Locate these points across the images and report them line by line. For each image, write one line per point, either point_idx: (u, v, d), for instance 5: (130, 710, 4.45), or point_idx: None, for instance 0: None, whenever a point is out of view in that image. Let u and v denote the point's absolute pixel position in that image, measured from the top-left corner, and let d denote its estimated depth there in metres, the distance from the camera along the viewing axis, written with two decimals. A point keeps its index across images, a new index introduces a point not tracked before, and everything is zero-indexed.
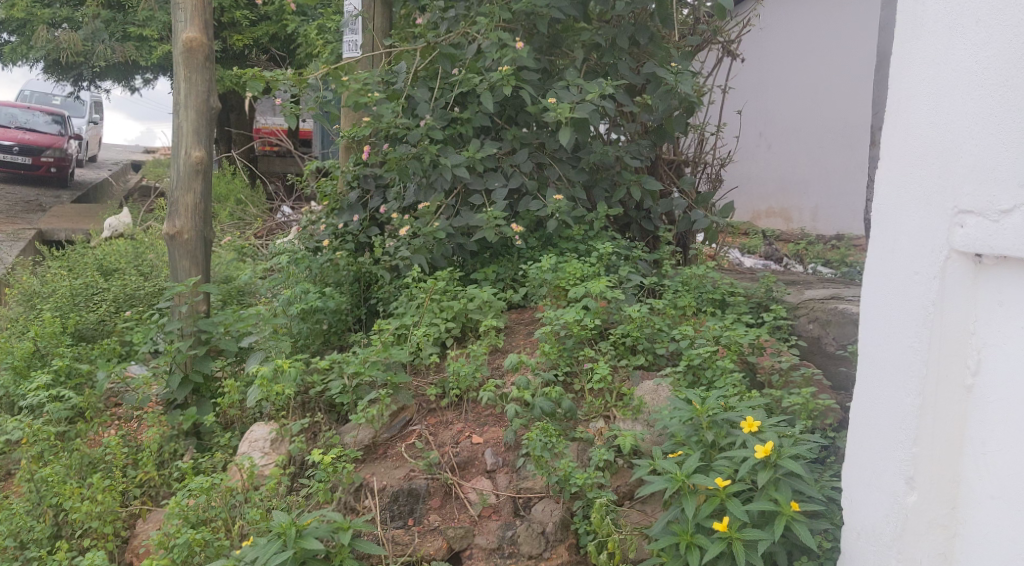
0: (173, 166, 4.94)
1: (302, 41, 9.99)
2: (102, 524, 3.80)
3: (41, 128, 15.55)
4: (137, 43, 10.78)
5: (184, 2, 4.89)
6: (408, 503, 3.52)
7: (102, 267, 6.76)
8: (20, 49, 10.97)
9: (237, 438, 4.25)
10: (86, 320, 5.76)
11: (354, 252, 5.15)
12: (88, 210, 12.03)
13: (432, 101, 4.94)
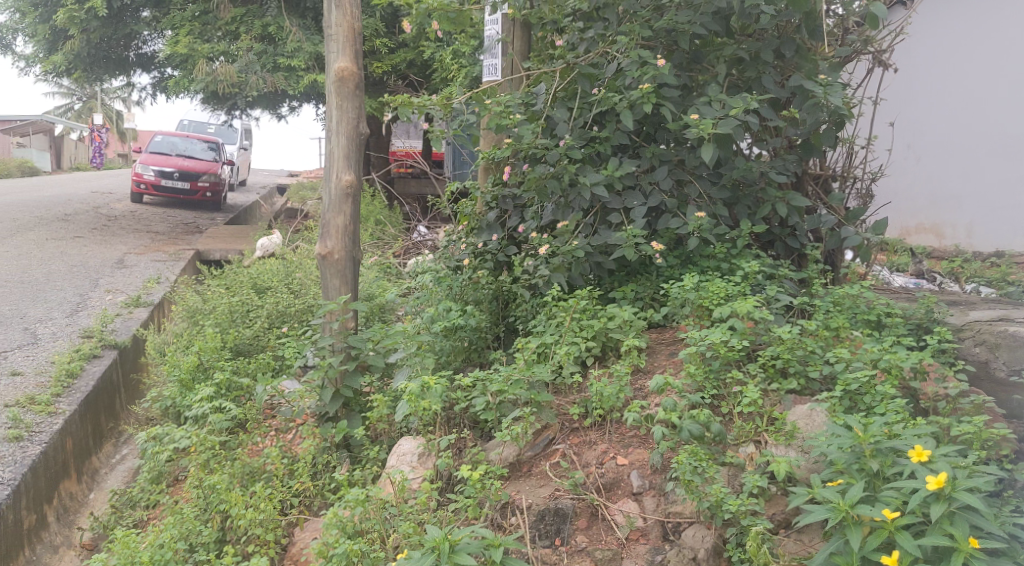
0: (325, 189, 5.13)
1: (439, 66, 10.23)
2: (264, 530, 3.98)
3: (198, 156, 16.73)
4: (286, 73, 11.23)
5: (337, 35, 5.11)
6: (556, 523, 3.52)
7: (257, 285, 7.14)
8: (183, 82, 11.68)
9: (385, 452, 4.36)
10: (243, 335, 6.11)
11: (493, 272, 5.17)
12: (240, 231, 12.66)
13: (570, 121, 4.94)
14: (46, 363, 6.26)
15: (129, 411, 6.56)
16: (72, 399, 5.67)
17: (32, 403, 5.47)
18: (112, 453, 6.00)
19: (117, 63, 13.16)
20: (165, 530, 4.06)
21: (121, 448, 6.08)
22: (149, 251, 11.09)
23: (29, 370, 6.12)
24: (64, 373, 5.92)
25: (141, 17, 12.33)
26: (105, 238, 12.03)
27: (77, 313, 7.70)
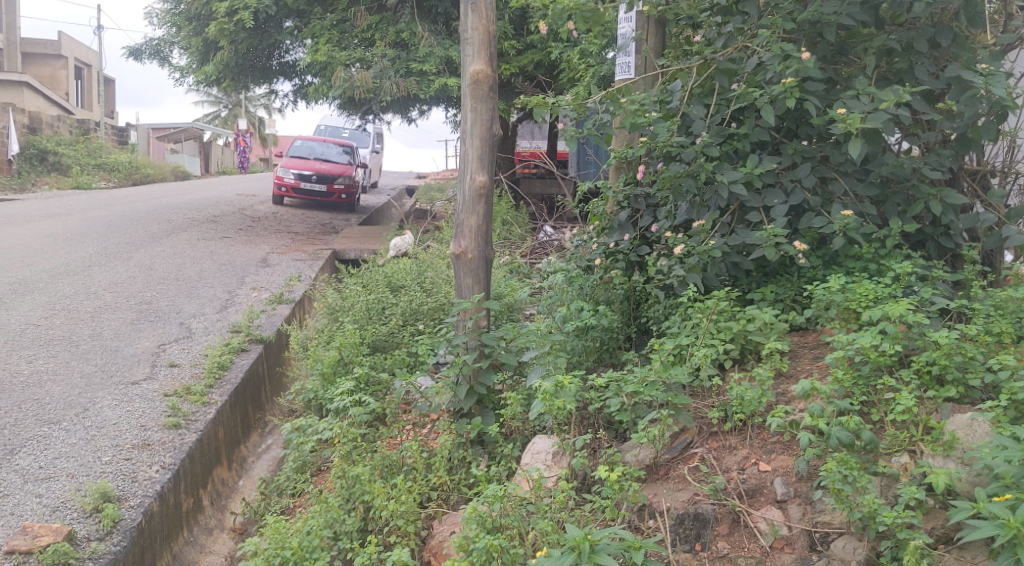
0: (459, 190, 5.19)
1: (567, 67, 10.19)
2: (405, 522, 4.06)
3: (334, 158, 17.36)
4: (418, 78, 11.41)
5: (473, 38, 5.16)
6: (695, 528, 3.46)
7: (391, 283, 7.34)
8: (321, 89, 11.99)
9: (519, 449, 4.38)
10: (379, 332, 6.30)
11: (625, 273, 5.07)
12: (373, 231, 12.98)
13: (708, 118, 4.82)
14: (200, 356, 6.58)
15: (274, 402, 6.84)
16: (223, 390, 5.94)
17: (188, 393, 5.77)
18: (259, 442, 6.26)
19: (262, 72, 13.84)
20: (312, 518, 4.21)
21: (266, 438, 6.34)
22: (290, 250, 11.52)
23: (184, 361, 6.45)
24: (216, 365, 6.23)
25: (284, 27, 12.78)
26: (251, 238, 12.57)
27: (226, 309, 8.06)
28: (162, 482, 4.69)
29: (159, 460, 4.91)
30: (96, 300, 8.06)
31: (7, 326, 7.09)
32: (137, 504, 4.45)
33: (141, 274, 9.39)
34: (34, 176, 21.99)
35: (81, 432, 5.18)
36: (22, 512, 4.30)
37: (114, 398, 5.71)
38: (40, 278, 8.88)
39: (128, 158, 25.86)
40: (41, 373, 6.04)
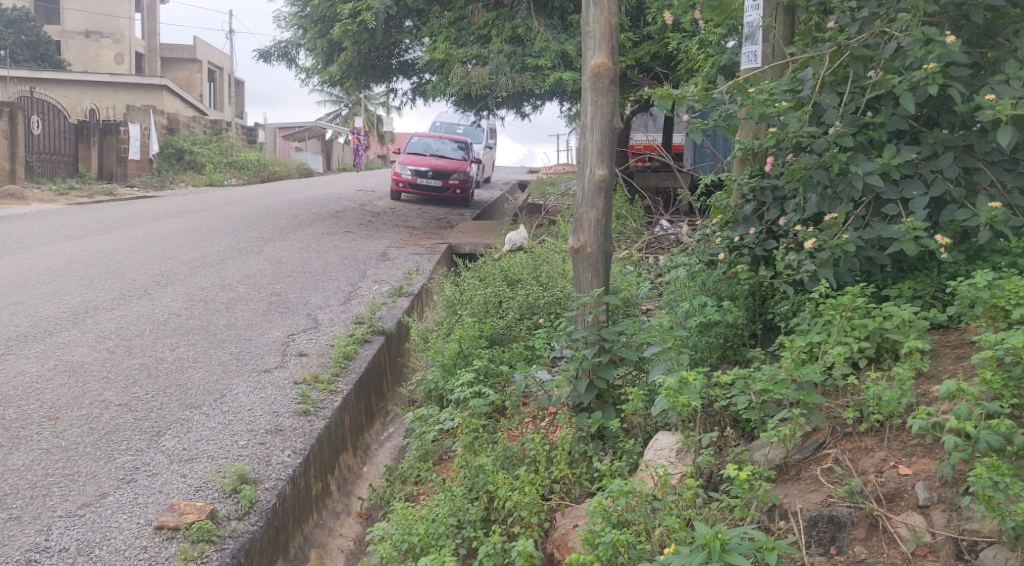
0: (578, 184, 5.15)
1: (684, 58, 9.98)
2: (529, 513, 4.07)
3: (449, 154, 17.61)
4: (533, 73, 11.33)
5: (595, 31, 5.11)
6: (829, 531, 3.35)
7: (508, 277, 7.38)
8: (439, 86, 12.22)
9: (642, 444, 4.34)
10: (497, 325, 6.36)
11: (751, 267, 4.94)
12: (488, 226, 13.09)
13: (841, 107, 4.63)
14: (326, 346, 6.78)
15: (396, 392, 6.98)
16: (348, 379, 6.10)
17: (316, 382, 5.95)
18: (381, 430, 6.40)
19: (383, 71, 14.20)
20: (437, 506, 4.28)
21: (388, 427, 6.48)
22: (410, 244, 11.73)
23: (312, 351, 6.65)
24: (341, 354, 6.40)
25: (404, 27, 13.07)
26: (371, 232, 12.86)
27: (349, 301, 8.26)
28: (294, 467, 4.84)
29: (291, 445, 5.07)
30: (230, 292, 8.39)
31: (151, 315, 7.45)
32: (271, 486, 4.60)
33: (271, 267, 9.73)
34: (171, 175, 23.13)
35: (220, 417, 5.39)
36: (168, 490, 4.50)
37: (249, 385, 5.93)
38: (179, 270, 9.31)
39: (257, 157, 26.91)
40: (182, 360, 6.33)
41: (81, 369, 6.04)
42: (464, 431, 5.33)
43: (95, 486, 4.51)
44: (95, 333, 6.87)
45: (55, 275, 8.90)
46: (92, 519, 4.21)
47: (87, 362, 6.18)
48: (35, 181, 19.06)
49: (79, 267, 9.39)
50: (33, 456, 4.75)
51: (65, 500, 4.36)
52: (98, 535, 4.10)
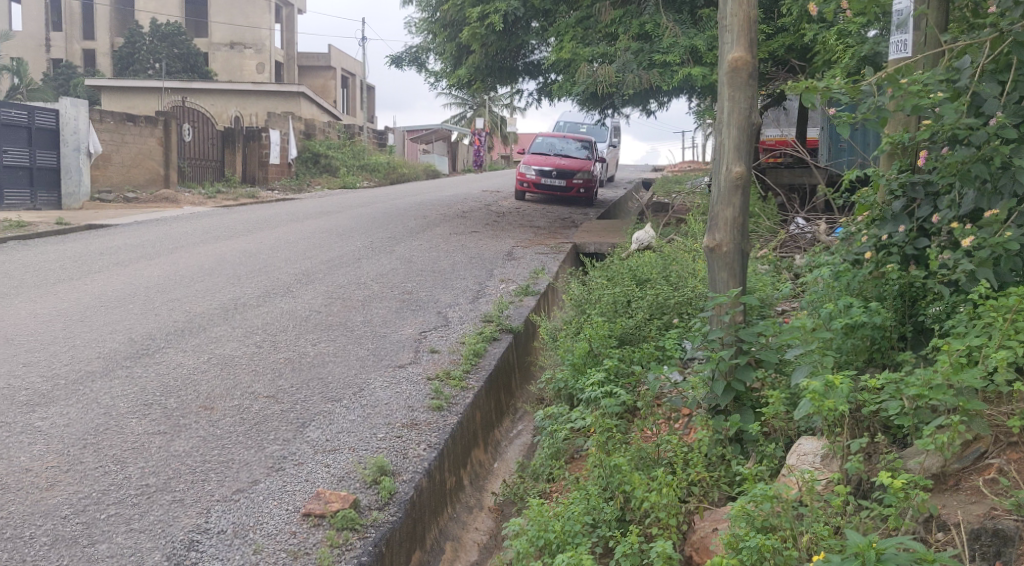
0: (714, 181, 5.04)
1: (821, 49, 9.62)
2: (667, 515, 4.04)
3: (573, 154, 17.62)
4: (661, 69, 11.09)
5: (733, 25, 4.99)
6: (995, 545, 3.18)
7: (637, 277, 7.32)
8: (565, 86, 12.22)
9: (784, 449, 4.22)
10: (626, 324, 6.31)
11: (900, 267, 4.71)
12: (614, 225, 13.02)
13: (1003, 97, 4.39)
14: (457, 344, 6.87)
15: (525, 390, 7.03)
16: (479, 376, 6.16)
17: (448, 378, 6.05)
18: (510, 427, 6.44)
19: (509, 73, 14.32)
20: (573, 505, 4.29)
21: (517, 424, 6.51)
22: (535, 244, 11.78)
23: (444, 348, 6.76)
24: (472, 352, 6.48)
25: (531, 28, 13.12)
26: (497, 232, 12.98)
27: (478, 299, 8.35)
28: (429, 460, 4.92)
29: (426, 439, 5.16)
30: (366, 290, 8.62)
31: (294, 311, 7.74)
32: (409, 479, 4.70)
33: (402, 266, 9.94)
34: (308, 178, 24.05)
35: (358, 410, 5.54)
36: (314, 479, 4.64)
37: (385, 380, 6.07)
38: (318, 269, 9.63)
39: (387, 159, 27.67)
40: (323, 355, 6.54)
41: (232, 362, 6.32)
42: (596, 430, 5.32)
43: (247, 472, 4.70)
44: (244, 328, 7.18)
45: (207, 273, 9.36)
46: (246, 505, 4.39)
47: (237, 356, 6.46)
48: (187, 185, 20.15)
49: (228, 265, 9.85)
50: (193, 443, 5.00)
51: (222, 485, 4.57)
52: (251, 519, 4.27)
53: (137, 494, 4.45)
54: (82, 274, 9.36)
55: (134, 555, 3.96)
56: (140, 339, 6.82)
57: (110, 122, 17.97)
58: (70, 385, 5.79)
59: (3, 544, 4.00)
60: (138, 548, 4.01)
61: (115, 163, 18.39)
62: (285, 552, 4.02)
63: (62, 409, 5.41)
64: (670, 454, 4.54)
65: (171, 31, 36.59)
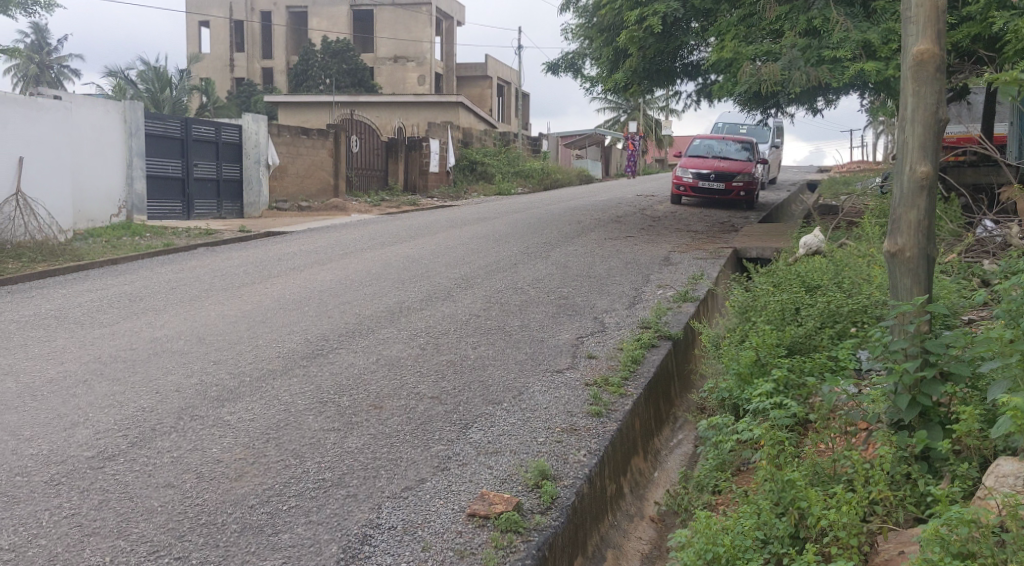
0: (897, 182, 4.76)
1: (1012, 39, 8.96)
2: (847, 534, 3.83)
3: (733, 156, 17.19)
4: (831, 65, 10.59)
5: (918, 16, 4.70)
6: None
7: (806, 283, 7.02)
8: (727, 86, 11.90)
9: (978, 470, 3.93)
10: (795, 333, 6.05)
11: None
12: (776, 228, 12.60)
13: None
14: (615, 350, 6.80)
15: (684, 398, 6.87)
16: (638, 383, 6.06)
17: (607, 385, 5.99)
18: (671, 437, 6.30)
19: (667, 75, 14.14)
20: (744, 519, 4.14)
21: (677, 433, 6.36)
22: (692, 249, 11.53)
23: (602, 354, 6.70)
24: (630, 359, 6.40)
25: (691, 28, 12.89)
26: (653, 237, 12.80)
27: (636, 305, 8.25)
28: (590, 466, 4.87)
29: (586, 446, 5.11)
30: (524, 295, 8.67)
31: (455, 315, 7.87)
32: (570, 484, 4.66)
33: (559, 271, 9.94)
34: (465, 185, 24.55)
35: (519, 413, 5.56)
36: (478, 480, 4.68)
37: (544, 384, 6.07)
38: (477, 274, 9.77)
39: (542, 165, 27.90)
40: (483, 358, 6.61)
41: (397, 363, 6.48)
42: (764, 443, 5.13)
43: (414, 471, 4.79)
44: (408, 331, 7.36)
45: (373, 277, 9.68)
46: (414, 502, 4.47)
47: (403, 358, 6.61)
48: (353, 194, 20.98)
49: (392, 270, 10.14)
50: (364, 440, 5.14)
51: (391, 481, 4.67)
52: (420, 516, 4.34)
53: (315, 487, 4.60)
54: (261, 279, 9.85)
55: (314, 546, 4.09)
56: (315, 340, 7.10)
57: (286, 135, 18.88)
58: (254, 382, 6.08)
59: (199, 529, 4.21)
60: (317, 540, 4.14)
61: (291, 174, 19.11)
62: (453, 551, 4.06)
63: (246, 404, 5.68)
64: (848, 471, 4.31)
65: (339, 47, 38.25)
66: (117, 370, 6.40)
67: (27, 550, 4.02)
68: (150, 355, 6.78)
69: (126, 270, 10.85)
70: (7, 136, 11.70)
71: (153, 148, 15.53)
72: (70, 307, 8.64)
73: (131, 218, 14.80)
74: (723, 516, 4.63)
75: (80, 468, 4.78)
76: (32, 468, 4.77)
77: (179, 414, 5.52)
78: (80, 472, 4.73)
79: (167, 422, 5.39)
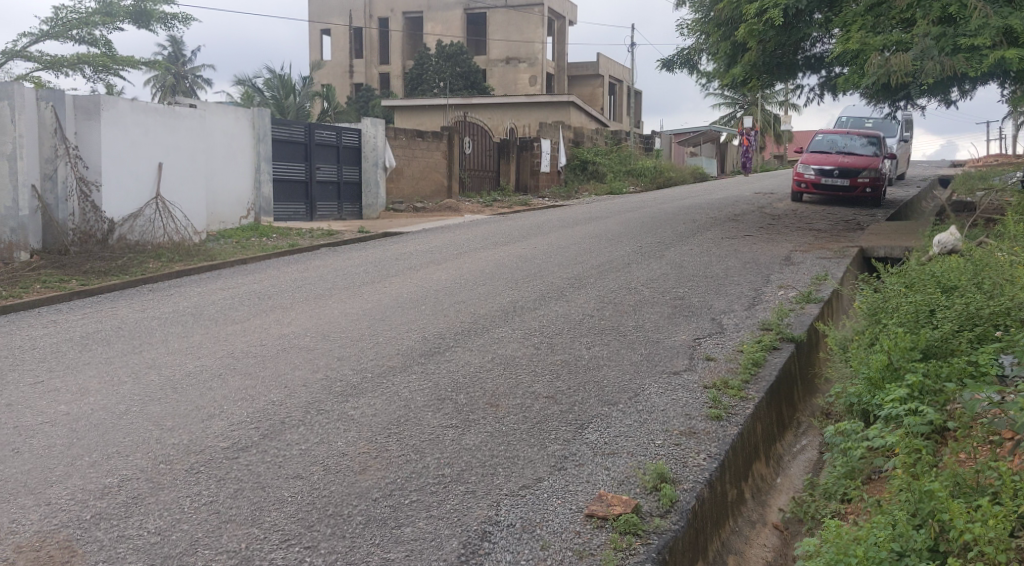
0: None
1: None
2: (994, 550, 3.62)
3: (858, 151, 16.57)
4: (968, 54, 10.06)
5: None
6: None
7: (942, 284, 6.68)
8: (853, 79, 11.32)
9: None
10: (932, 336, 5.69)
11: None
12: (905, 226, 12.08)
13: None
14: (735, 351, 6.64)
15: (808, 403, 6.64)
16: (760, 386, 5.89)
17: (727, 387, 5.84)
18: (794, 442, 6.10)
19: (789, 68, 13.74)
20: (879, 531, 3.96)
21: (801, 439, 6.15)
22: (814, 248, 11.14)
23: (720, 356, 6.55)
24: (751, 361, 6.23)
25: (814, 20, 12.49)
26: (773, 236, 12.44)
27: (755, 306, 8.03)
28: (711, 470, 4.76)
29: (706, 449, 5.00)
30: (640, 295, 8.56)
31: (570, 315, 7.84)
32: (690, 487, 4.56)
33: (674, 271, 9.77)
34: (577, 185, 24.49)
35: (636, 414, 5.48)
36: (596, 481, 4.63)
37: (661, 385, 5.97)
38: (591, 274, 9.72)
39: (656, 163, 27.57)
40: (598, 358, 6.55)
41: (513, 362, 6.49)
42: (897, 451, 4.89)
43: (532, 469, 4.78)
44: (523, 330, 7.37)
45: (488, 276, 9.74)
46: (532, 500, 4.46)
47: (518, 357, 6.62)
48: (466, 195, 21.21)
49: (506, 269, 10.19)
50: (481, 437, 5.17)
51: (509, 479, 4.68)
52: (538, 515, 4.32)
53: (434, 483, 4.65)
54: (380, 278, 10.05)
55: (435, 540, 4.13)
56: (433, 338, 7.18)
57: (402, 138, 19.23)
58: (375, 378, 6.20)
59: (327, 519, 4.31)
60: (438, 534, 4.17)
61: (407, 176, 19.47)
62: (571, 551, 4.04)
63: (368, 400, 5.79)
64: (994, 482, 4.06)
65: (454, 51, 38.74)
66: (249, 364, 6.63)
67: (171, 534, 4.20)
68: (279, 350, 7.00)
69: (253, 269, 11.25)
70: (149, 143, 12.34)
71: (279, 153, 16.09)
72: (204, 304, 9.01)
73: (258, 219, 15.36)
74: (854, 526, 4.44)
75: (217, 457, 4.97)
76: (174, 457, 4.99)
77: (306, 408, 5.67)
78: (216, 461, 4.91)
79: (294, 416, 5.54)
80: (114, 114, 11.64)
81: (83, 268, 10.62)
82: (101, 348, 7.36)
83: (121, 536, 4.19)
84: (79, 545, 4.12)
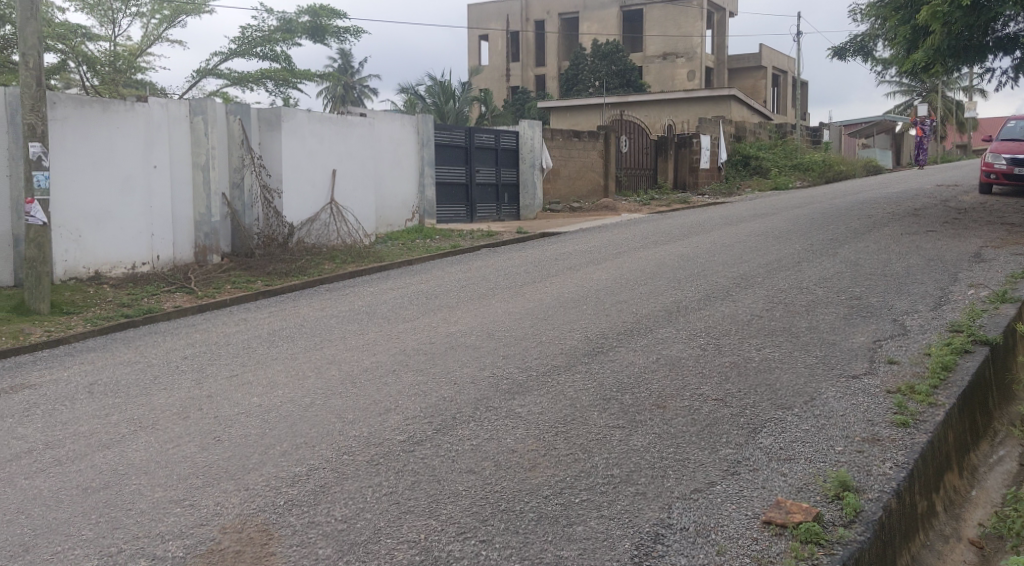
0: None
1: None
2: None
3: None
4: None
5: None
6: None
7: None
8: None
9: None
10: None
11: None
12: None
13: None
14: (921, 355, 6.26)
15: (1003, 410, 6.17)
16: (950, 392, 5.51)
17: (912, 392, 5.51)
18: (989, 452, 5.68)
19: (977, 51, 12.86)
20: None
21: (997, 449, 5.72)
22: (1008, 243, 10.36)
23: (904, 359, 6.19)
24: (940, 365, 5.85)
25: None
26: (959, 231, 11.66)
27: (942, 306, 7.55)
28: (899, 480, 4.49)
29: (892, 457, 4.73)
30: (812, 294, 8.21)
31: (737, 315, 7.61)
32: (876, 497, 4.32)
33: (849, 269, 9.32)
34: (738, 181, 23.85)
35: (813, 419, 5.25)
36: (773, 487, 4.47)
37: (839, 390, 5.70)
38: (759, 273, 9.41)
39: (825, 156, 26.47)
40: (770, 360, 6.32)
41: (679, 363, 6.36)
42: None
43: (704, 473, 4.66)
44: (689, 330, 7.21)
45: (650, 276, 9.61)
46: (706, 504, 4.35)
47: (684, 357, 6.49)
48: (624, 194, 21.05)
49: (669, 269, 10.01)
50: (649, 439, 5.08)
51: (680, 483, 4.58)
52: (712, 520, 4.21)
53: (605, 483, 4.61)
54: (542, 278, 10.10)
55: (608, 540, 4.10)
56: (596, 338, 7.14)
57: (560, 138, 19.30)
58: (541, 377, 6.22)
59: (501, 515, 4.35)
60: (611, 535, 4.14)
61: (564, 177, 19.55)
62: (749, 558, 3.92)
63: (535, 398, 5.82)
64: None
65: (614, 49, 38.51)
66: (419, 362, 6.80)
67: (356, 522, 4.36)
68: (447, 349, 7.15)
69: (422, 270, 11.56)
70: (325, 151, 12.91)
71: (441, 157, 16.47)
72: (377, 304, 9.33)
73: (423, 222, 15.80)
74: None
75: (394, 451, 5.12)
76: (355, 449, 5.17)
77: (475, 405, 5.76)
78: (394, 455, 5.06)
79: (464, 412, 5.64)
80: (294, 125, 12.30)
81: (267, 269, 11.21)
82: (285, 345, 7.74)
83: (311, 522, 4.38)
84: (275, 529, 4.34)
